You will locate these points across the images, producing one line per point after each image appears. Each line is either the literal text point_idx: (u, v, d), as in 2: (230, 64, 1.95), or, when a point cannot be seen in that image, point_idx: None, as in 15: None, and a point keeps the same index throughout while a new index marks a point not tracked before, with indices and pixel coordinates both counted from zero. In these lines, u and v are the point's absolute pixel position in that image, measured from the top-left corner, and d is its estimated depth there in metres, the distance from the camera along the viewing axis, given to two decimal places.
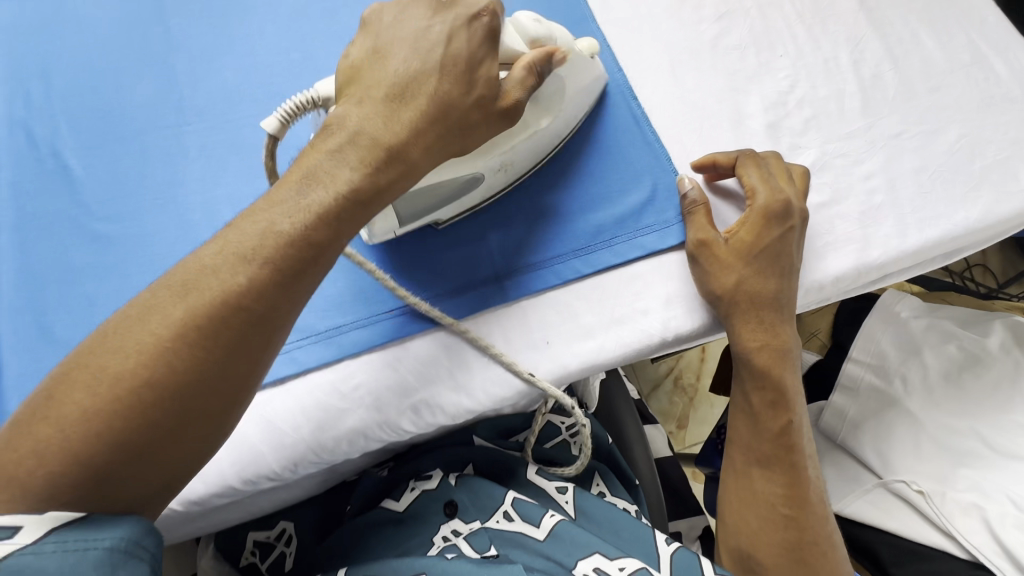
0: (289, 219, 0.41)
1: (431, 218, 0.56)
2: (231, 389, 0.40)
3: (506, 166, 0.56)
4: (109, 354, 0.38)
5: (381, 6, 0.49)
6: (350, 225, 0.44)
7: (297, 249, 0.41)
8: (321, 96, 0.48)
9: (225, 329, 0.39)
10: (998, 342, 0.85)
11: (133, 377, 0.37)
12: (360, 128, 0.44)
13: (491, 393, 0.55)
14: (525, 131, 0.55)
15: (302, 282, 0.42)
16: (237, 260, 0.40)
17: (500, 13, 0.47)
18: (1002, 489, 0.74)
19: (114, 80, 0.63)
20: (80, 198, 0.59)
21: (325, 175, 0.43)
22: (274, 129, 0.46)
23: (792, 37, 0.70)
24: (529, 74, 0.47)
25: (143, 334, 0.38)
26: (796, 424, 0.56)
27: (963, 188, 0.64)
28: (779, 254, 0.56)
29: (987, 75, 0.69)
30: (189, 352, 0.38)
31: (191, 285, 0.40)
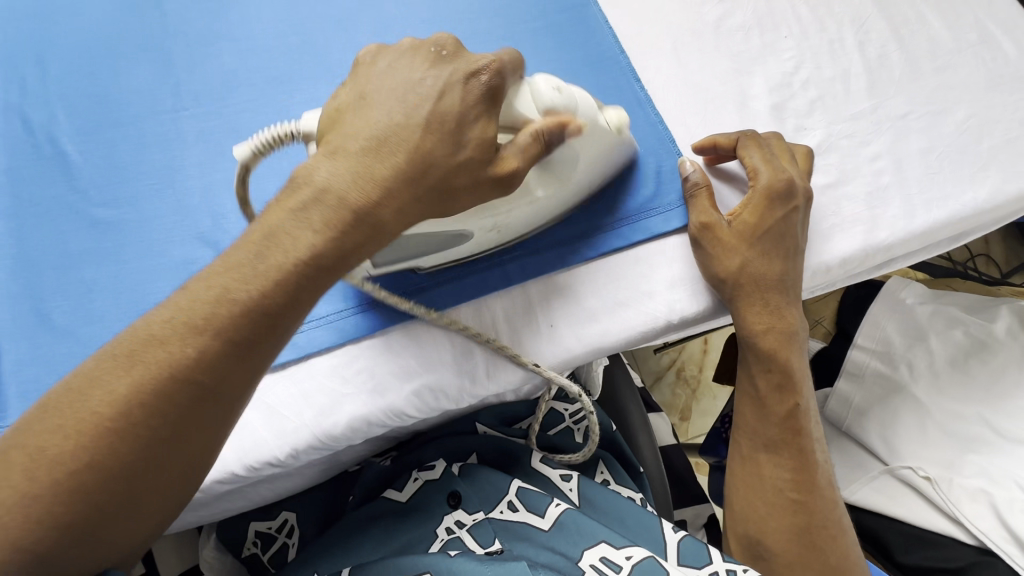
0: (245, 286, 0.38)
1: (408, 263, 0.53)
2: (182, 466, 0.38)
3: (498, 227, 0.53)
4: (46, 434, 0.35)
5: (372, 52, 0.47)
6: (315, 291, 0.41)
7: (251, 322, 0.38)
8: (300, 131, 0.45)
9: (172, 408, 0.37)
10: (1005, 328, 0.84)
11: (73, 460, 0.35)
12: (326, 184, 0.40)
13: (494, 376, 0.55)
14: (526, 200, 0.51)
15: (257, 357, 0.39)
16: (187, 332, 0.37)
17: (503, 71, 0.44)
18: (1010, 475, 0.74)
19: (110, 66, 0.63)
20: (76, 184, 0.58)
21: (287, 239, 0.40)
22: (245, 158, 0.43)
23: (797, 18, 0.69)
24: (536, 140, 0.45)
25: (83, 413, 0.35)
26: (803, 407, 0.55)
27: (972, 169, 0.63)
28: (783, 236, 0.55)
29: (995, 55, 0.68)
30: (134, 433, 0.36)
31: (136, 357, 0.37)
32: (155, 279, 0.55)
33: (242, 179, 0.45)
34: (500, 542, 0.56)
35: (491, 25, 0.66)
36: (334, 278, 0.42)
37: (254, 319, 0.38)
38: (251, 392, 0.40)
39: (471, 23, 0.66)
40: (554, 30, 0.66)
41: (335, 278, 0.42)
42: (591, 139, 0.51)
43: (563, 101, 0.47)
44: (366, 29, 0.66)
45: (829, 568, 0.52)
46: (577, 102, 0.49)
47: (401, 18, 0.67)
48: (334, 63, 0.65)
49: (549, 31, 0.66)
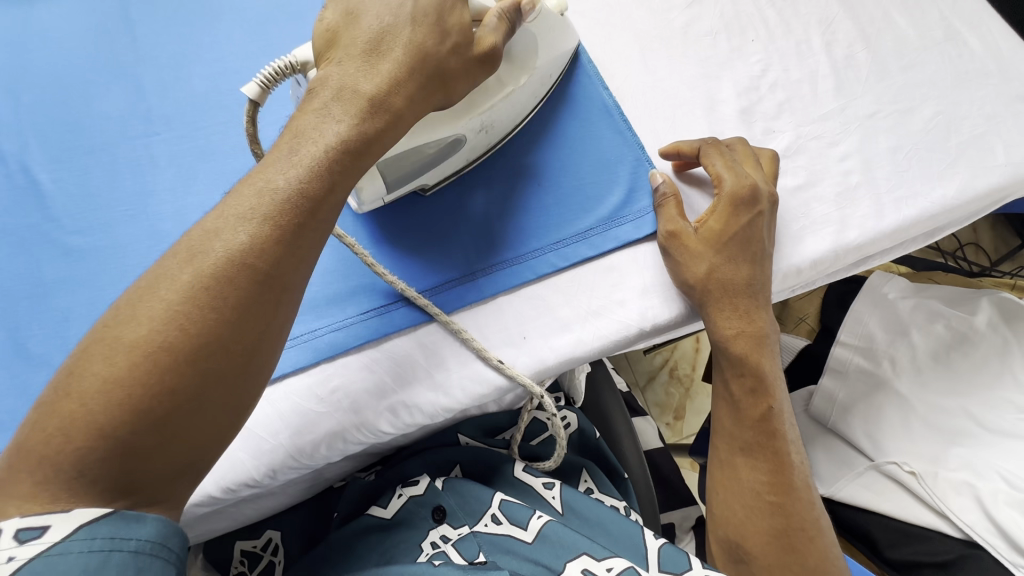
0: (284, 175, 0.41)
1: (416, 184, 0.56)
2: (248, 348, 0.39)
3: (488, 125, 0.56)
4: (121, 324, 0.37)
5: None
6: (346, 179, 0.43)
7: (296, 204, 0.41)
8: (300, 61, 0.46)
9: (235, 288, 0.38)
10: (986, 319, 0.85)
11: (148, 342, 0.36)
12: (342, 82, 0.44)
13: (468, 390, 0.55)
14: (502, 92, 0.54)
15: (306, 239, 0.41)
16: (238, 220, 0.40)
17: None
18: (993, 467, 0.75)
19: (82, 94, 0.63)
20: (50, 212, 0.59)
21: (313, 131, 0.43)
22: (254, 94, 0.44)
23: (763, 21, 0.70)
24: (501, 22, 0.48)
25: (153, 300, 0.37)
26: (777, 409, 0.56)
27: (940, 166, 0.63)
28: (749, 240, 0.56)
29: (961, 51, 0.69)
30: (203, 314, 0.37)
31: (196, 251, 0.39)
32: None
33: (251, 116, 0.46)
34: (485, 556, 0.57)
35: None
36: (363, 168, 0.45)
37: (299, 202, 0.41)
38: (304, 282, 0.42)
39: None
40: None
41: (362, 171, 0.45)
42: (541, 28, 0.55)
43: None
44: None
45: (807, 569, 0.52)
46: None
47: None
48: None
49: None
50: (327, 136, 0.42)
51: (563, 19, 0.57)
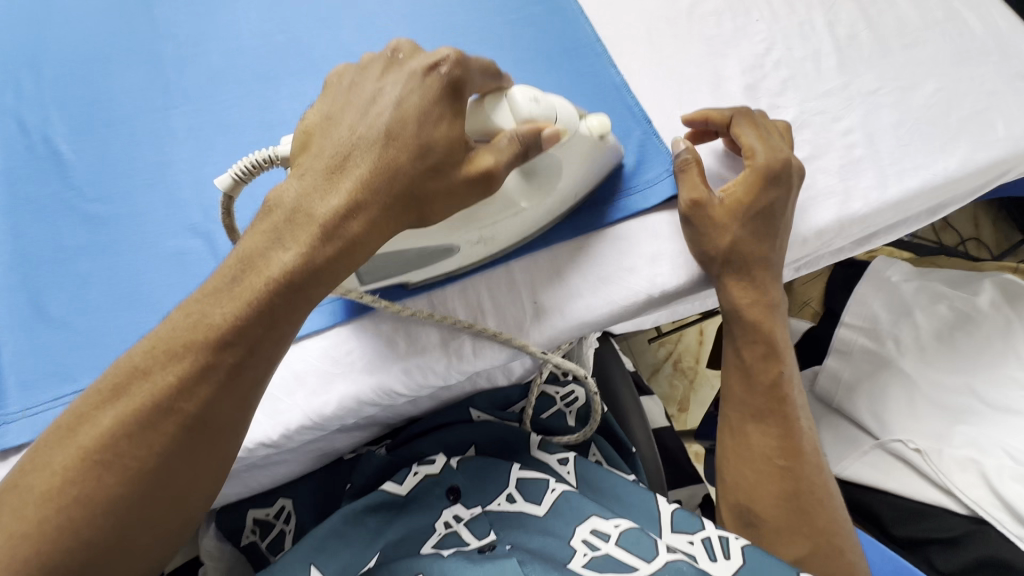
0: (221, 310, 0.41)
1: (399, 279, 0.55)
2: (175, 496, 0.40)
3: (486, 239, 0.54)
4: (41, 471, 0.38)
5: (339, 72, 0.49)
6: (292, 310, 0.43)
7: (228, 346, 0.40)
8: (278, 154, 0.47)
9: (159, 436, 0.39)
10: (988, 301, 0.86)
11: (64, 493, 0.37)
12: (296, 203, 0.43)
13: (480, 354, 0.56)
14: (512, 211, 0.53)
15: (241, 379, 0.41)
16: (167, 362, 0.40)
17: (465, 65, 0.46)
18: (998, 443, 0.75)
19: (102, 70, 0.65)
20: (71, 181, 0.60)
21: (260, 261, 0.42)
22: (227, 186, 0.46)
23: (766, 3, 0.71)
24: (513, 144, 0.46)
25: (73, 447, 0.38)
26: (787, 375, 0.57)
27: (942, 140, 0.64)
28: (774, 214, 0.57)
29: (961, 30, 0.70)
30: (123, 464, 0.38)
31: (121, 391, 0.40)
32: (149, 270, 0.57)
33: (228, 207, 0.47)
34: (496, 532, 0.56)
35: (469, 19, 0.69)
36: (311, 296, 0.44)
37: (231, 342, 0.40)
38: (244, 419, 0.42)
39: (452, 17, 0.69)
40: (528, 21, 0.69)
41: (312, 299, 0.44)
42: (571, 151, 0.52)
43: (541, 113, 0.48)
44: (350, 25, 0.68)
45: (818, 532, 0.53)
46: (558, 111, 0.49)
47: (382, 14, 0.69)
48: (318, 57, 0.67)
49: (526, 23, 0.69)
50: (280, 257, 0.42)
51: (603, 142, 0.55)
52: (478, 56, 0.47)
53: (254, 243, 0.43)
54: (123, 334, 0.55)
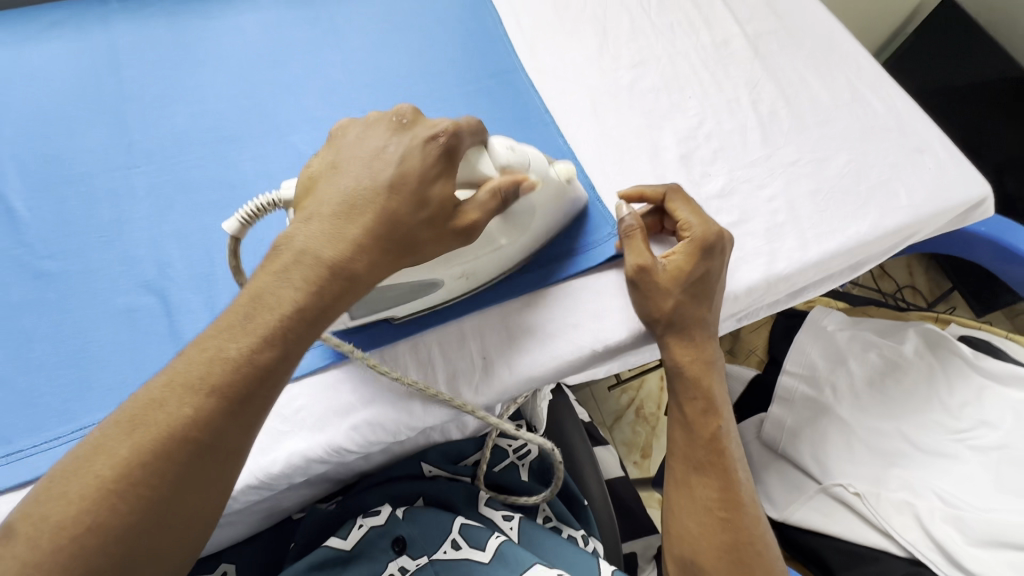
0: (237, 344, 0.42)
1: (385, 313, 0.57)
2: (184, 522, 0.40)
3: (467, 274, 0.57)
4: (53, 501, 0.37)
5: (344, 125, 0.53)
6: (301, 345, 0.45)
7: (243, 378, 0.41)
8: (282, 198, 0.50)
9: (171, 464, 0.39)
10: (913, 348, 0.92)
11: (75, 525, 0.37)
12: (305, 247, 0.45)
13: (430, 409, 0.57)
14: (491, 246, 0.56)
15: (250, 410, 0.42)
16: (184, 392, 0.40)
17: (460, 134, 0.49)
18: (930, 486, 0.80)
19: (65, 128, 0.66)
20: (23, 237, 0.60)
21: (272, 298, 0.44)
22: (234, 229, 0.48)
23: (698, 82, 0.80)
24: (493, 197, 0.50)
25: (89, 476, 0.38)
26: (726, 429, 0.60)
27: (854, 206, 0.72)
28: (710, 282, 0.60)
29: (866, 110, 0.80)
30: (132, 493, 0.38)
31: (139, 421, 0.40)
32: (98, 328, 0.57)
33: (233, 250, 0.49)
34: None
35: (428, 89, 0.75)
36: (318, 331, 0.46)
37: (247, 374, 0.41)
38: (250, 446, 0.43)
39: (412, 87, 0.74)
40: (484, 94, 0.75)
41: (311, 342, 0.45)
42: (544, 195, 0.57)
43: (517, 159, 0.53)
44: (315, 92, 0.73)
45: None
46: (531, 160, 0.54)
47: (346, 83, 0.74)
48: (283, 121, 0.70)
49: (482, 95, 0.75)
50: (290, 295, 0.44)
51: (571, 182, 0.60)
52: (468, 118, 0.51)
53: (265, 282, 0.44)
54: (67, 393, 0.54)
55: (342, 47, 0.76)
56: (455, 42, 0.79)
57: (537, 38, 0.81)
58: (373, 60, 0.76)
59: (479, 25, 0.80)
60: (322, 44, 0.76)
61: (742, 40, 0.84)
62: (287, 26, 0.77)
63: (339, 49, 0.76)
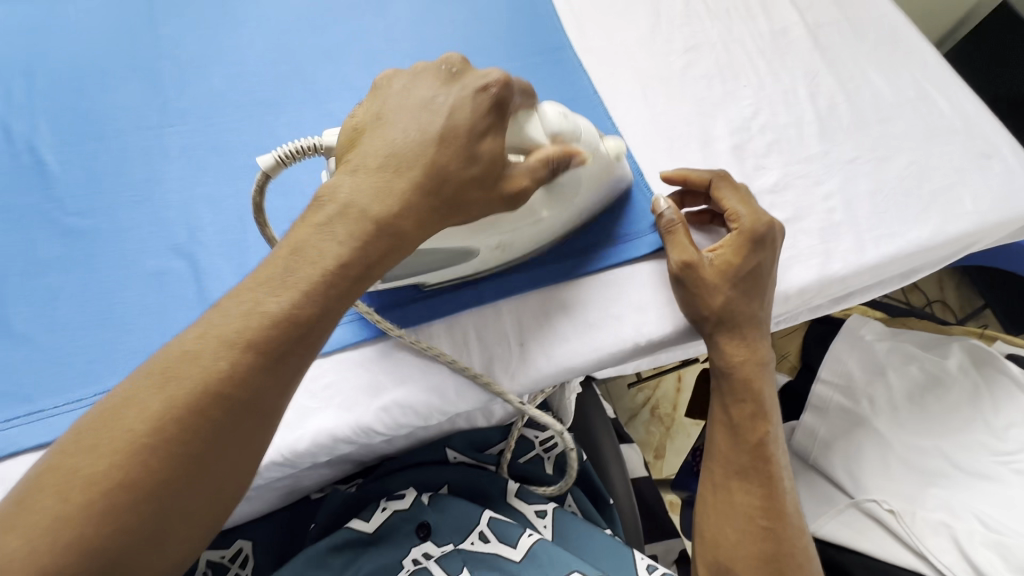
0: (274, 298, 0.41)
1: (418, 280, 0.55)
2: (219, 479, 0.38)
3: (504, 245, 0.55)
4: (84, 452, 0.36)
5: (388, 76, 0.50)
6: (338, 304, 0.43)
7: (282, 334, 0.40)
8: (323, 144, 0.48)
9: (207, 421, 0.37)
10: (957, 364, 0.88)
11: (107, 479, 0.35)
12: (350, 200, 0.44)
13: (464, 395, 0.54)
14: (531, 219, 0.53)
15: (290, 366, 0.41)
16: (221, 346, 0.39)
17: (511, 87, 0.47)
18: (970, 508, 0.76)
19: (100, 83, 0.64)
20: (52, 193, 0.58)
21: (313, 252, 0.42)
22: (268, 166, 0.46)
23: (754, 71, 0.76)
24: (543, 166, 0.48)
25: (119, 430, 0.36)
26: (774, 435, 0.57)
27: (915, 210, 0.68)
28: (759, 276, 0.57)
29: (931, 110, 0.75)
30: (168, 448, 0.36)
31: (170, 374, 0.38)
32: (125, 290, 0.55)
33: (261, 186, 0.47)
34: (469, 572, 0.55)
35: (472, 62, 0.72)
36: (359, 291, 0.44)
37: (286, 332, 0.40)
38: (284, 406, 0.42)
39: None
40: (529, 71, 0.72)
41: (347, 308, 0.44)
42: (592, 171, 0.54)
43: (568, 126, 0.50)
44: (354, 59, 0.70)
45: None
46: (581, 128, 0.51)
47: (388, 51, 0.71)
48: (321, 88, 0.68)
49: (528, 72, 0.72)
50: (331, 248, 0.42)
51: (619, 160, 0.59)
52: (519, 79, 0.48)
53: (303, 234, 0.43)
54: (91, 354, 0.52)
55: (384, 14, 0.73)
56: (502, 16, 0.75)
57: (586, 16, 0.78)
58: (417, 29, 0.73)
59: None
60: (364, 9, 0.73)
61: (802, 29, 0.80)
62: None
63: (381, 17, 0.73)
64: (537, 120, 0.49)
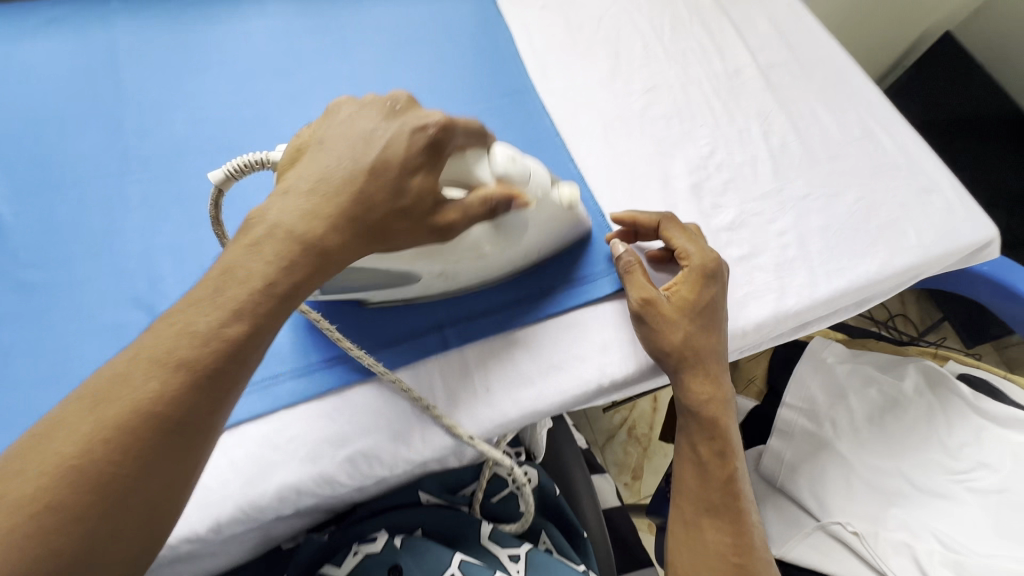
0: (205, 317, 0.38)
1: (362, 295, 0.57)
2: (149, 506, 0.35)
3: (447, 274, 0.56)
4: (5, 480, 0.33)
5: (338, 103, 0.50)
6: (277, 318, 0.41)
7: (218, 349, 0.38)
8: (271, 161, 0.48)
9: (137, 444, 0.35)
10: (913, 386, 0.92)
11: (23, 511, 0.32)
12: (278, 221, 0.42)
13: (429, 442, 0.54)
14: (474, 254, 0.54)
15: (226, 385, 0.38)
16: (152, 367, 0.37)
17: (452, 129, 0.47)
18: (928, 528, 0.79)
19: (59, 132, 0.64)
20: (7, 246, 0.57)
21: (242, 271, 0.40)
22: (218, 180, 0.47)
23: (710, 111, 0.79)
24: (483, 207, 0.49)
25: (41, 458, 0.33)
26: (740, 471, 0.59)
27: (864, 244, 0.71)
28: (714, 311, 0.59)
29: (876, 147, 0.79)
30: (92, 475, 0.34)
31: (99, 398, 0.35)
32: (81, 346, 0.54)
33: (215, 201, 0.48)
34: None
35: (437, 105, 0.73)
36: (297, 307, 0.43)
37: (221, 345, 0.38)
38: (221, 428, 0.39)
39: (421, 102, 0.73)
40: (493, 114, 0.74)
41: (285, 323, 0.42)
42: (541, 211, 0.56)
43: (516, 171, 0.51)
44: (320, 104, 0.71)
45: None
46: (532, 173, 0.53)
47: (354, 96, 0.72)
48: (286, 133, 0.68)
49: (492, 114, 0.74)
50: (262, 268, 0.41)
51: (573, 208, 0.59)
52: (464, 118, 0.49)
53: (236, 255, 0.41)
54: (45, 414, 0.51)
55: (349, 59, 0.75)
56: (466, 60, 0.77)
57: (549, 59, 0.80)
58: (383, 72, 0.74)
59: (491, 42, 0.79)
60: (330, 54, 0.75)
61: (754, 71, 0.84)
62: (295, 34, 0.75)
63: (346, 61, 0.74)
64: (484, 162, 0.50)
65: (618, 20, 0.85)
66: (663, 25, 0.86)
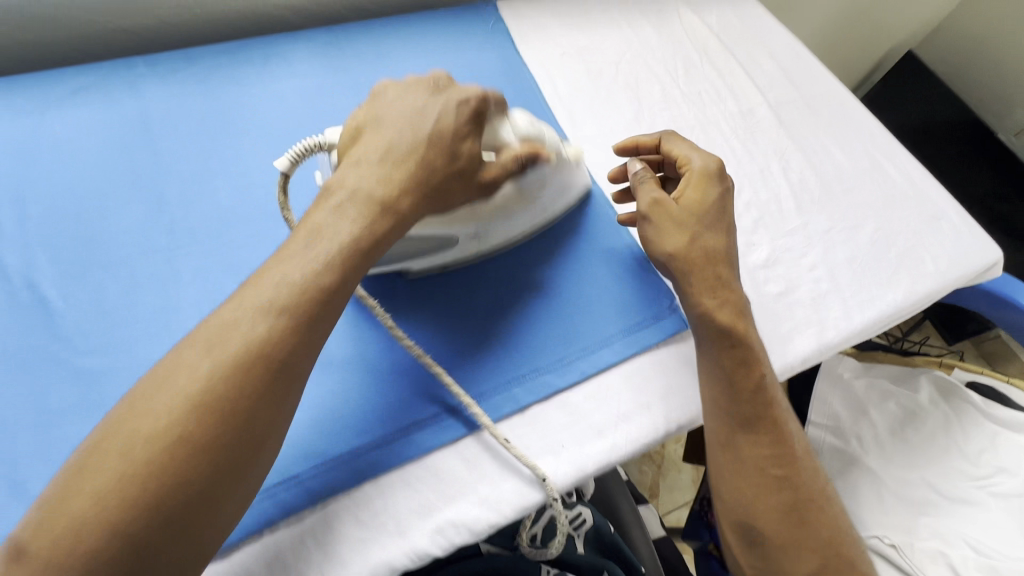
0: (302, 272, 0.45)
1: (400, 265, 0.61)
2: (256, 438, 0.41)
3: (480, 235, 0.62)
4: (142, 414, 0.38)
5: (383, 86, 0.57)
6: (357, 272, 0.48)
7: (311, 300, 0.44)
8: (326, 142, 0.54)
9: (251, 381, 0.41)
10: (928, 397, 0.97)
11: (165, 437, 0.38)
12: (357, 186, 0.49)
13: (513, 503, 0.54)
14: (504, 213, 0.61)
15: (317, 331, 0.45)
16: (256, 313, 0.42)
17: (488, 101, 0.57)
18: (960, 536, 0.83)
19: (99, 208, 0.62)
20: (60, 332, 0.55)
21: (329, 230, 0.47)
22: (285, 167, 0.52)
23: (731, 151, 0.83)
24: (515, 163, 0.57)
25: (172, 392, 0.39)
26: (768, 377, 0.58)
27: (887, 273, 0.75)
28: (721, 211, 0.63)
29: (885, 178, 0.85)
30: (217, 407, 0.39)
31: (215, 341, 0.41)
32: None
33: (282, 188, 0.53)
34: None
35: None
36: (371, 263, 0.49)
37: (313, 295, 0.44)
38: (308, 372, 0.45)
39: None
40: None
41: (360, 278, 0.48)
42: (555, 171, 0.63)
43: (536, 133, 0.59)
44: None
45: (824, 544, 0.53)
46: (546, 134, 0.60)
47: None
48: None
49: None
50: (346, 228, 0.47)
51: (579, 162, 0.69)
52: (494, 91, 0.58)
53: (321, 218, 0.48)
54: None
55: None
56: None
57: (576, 106, 0.83)
58: None
59: (520, 92, 0.81)
60: None
61: (766, 109, 0.88)
62: (327, 93, 0.76)
63: None
64: (509, 126, 0.58)
65: (635, 64, 0.89)
66: (677, 68, 0.90)
